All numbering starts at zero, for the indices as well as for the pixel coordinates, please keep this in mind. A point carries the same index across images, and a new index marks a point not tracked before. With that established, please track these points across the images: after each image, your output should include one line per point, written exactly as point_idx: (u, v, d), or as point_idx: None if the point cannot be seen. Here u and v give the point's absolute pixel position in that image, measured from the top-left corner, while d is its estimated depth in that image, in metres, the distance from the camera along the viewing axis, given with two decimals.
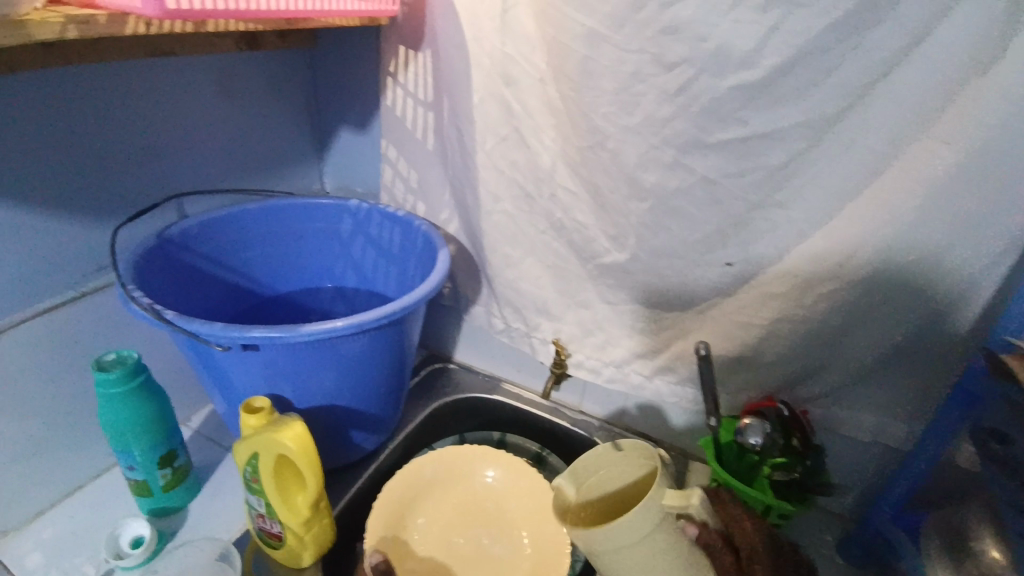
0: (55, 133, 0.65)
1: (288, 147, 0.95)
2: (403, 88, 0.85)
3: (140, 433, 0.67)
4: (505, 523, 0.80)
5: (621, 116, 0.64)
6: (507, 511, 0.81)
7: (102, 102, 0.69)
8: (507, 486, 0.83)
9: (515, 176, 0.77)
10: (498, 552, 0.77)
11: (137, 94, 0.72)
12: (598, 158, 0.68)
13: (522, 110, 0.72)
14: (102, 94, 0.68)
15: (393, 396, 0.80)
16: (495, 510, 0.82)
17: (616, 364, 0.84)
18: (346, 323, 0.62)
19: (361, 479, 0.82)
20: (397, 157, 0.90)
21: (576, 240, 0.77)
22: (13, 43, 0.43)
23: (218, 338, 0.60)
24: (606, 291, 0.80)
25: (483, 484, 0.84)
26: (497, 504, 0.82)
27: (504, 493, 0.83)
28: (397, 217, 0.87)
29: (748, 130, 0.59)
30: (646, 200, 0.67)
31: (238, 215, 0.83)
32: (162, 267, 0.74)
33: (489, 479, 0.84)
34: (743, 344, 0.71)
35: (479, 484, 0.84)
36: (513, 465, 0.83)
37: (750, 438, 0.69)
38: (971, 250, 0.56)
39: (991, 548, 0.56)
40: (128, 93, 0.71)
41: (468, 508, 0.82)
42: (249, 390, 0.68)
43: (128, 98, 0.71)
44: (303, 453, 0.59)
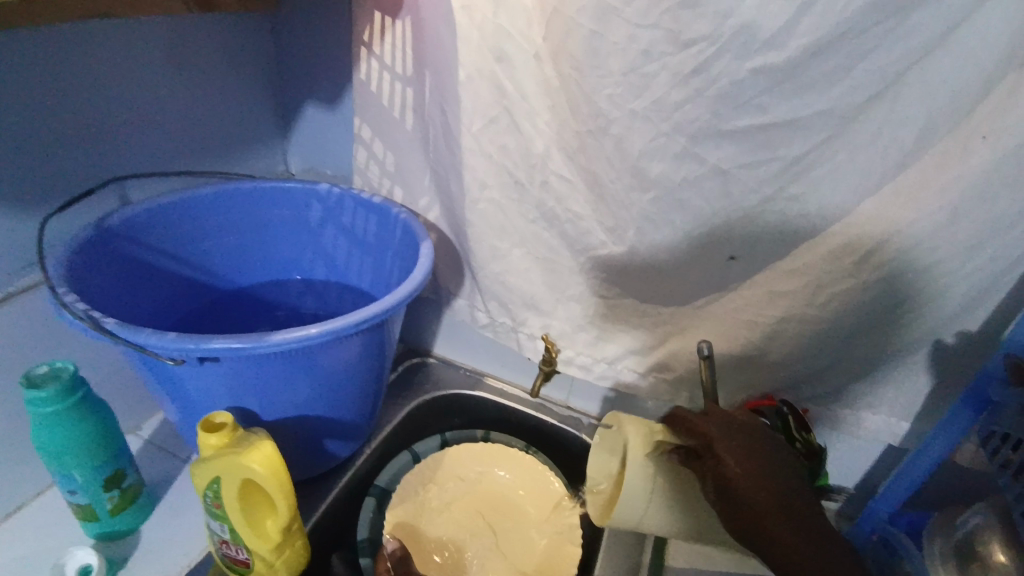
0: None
1: (247, 124, 0.85)
2: (378, 60, 0.76)
3: (82, 454, 0.59)
4: (519, 516, 0.80)
5: (628, 98, 0.58)
6: (521, 506, 0.81)
7: (26, 71, 0.58)
8: (519, 481, 0.82)
9: (505, 162, 0.70)
10: (512, 542, 0.77)
11: (71, 63, 0.62)
12: (599, 144, 0.62)
13: (515, 88, 0.66)
14: (25, 62, 0.58)
15: (372, 401, 0.73)
16: (506, 505, 0.81)
17: (609, 361, 0.79)
18: (321, 331, 0.55)
19: (336, 488, 0.77)
20: (371, 137, 0.82)
21: (569, 231, 0.71)
22: None
23: (170, 350, 0.53)
24: (599, 287, 0.74)
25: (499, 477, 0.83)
26: (510, 499, 0.81)
27: (517, 489, 0.82)
28: (373, 204, 0.79)
29: (767, 118, 0.54)
30: (649, 191, 0.62)
31: (191, 202, 0.74)
32: (104, 262, 0.65)
33: (501, 475, 0.83)
34: (746, 343, 0.67)
35: (491, 479, 0.83)
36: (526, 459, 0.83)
37: None
38: (997, 249, 0.53)
39: (996, 552, 0.52)
40: (60, 61, 0.61)
41: (480, 502, 0.81)
42: (210, 403, 0.61)
43: (60, 66, 0.61)
44: (274, 476, 0.53)
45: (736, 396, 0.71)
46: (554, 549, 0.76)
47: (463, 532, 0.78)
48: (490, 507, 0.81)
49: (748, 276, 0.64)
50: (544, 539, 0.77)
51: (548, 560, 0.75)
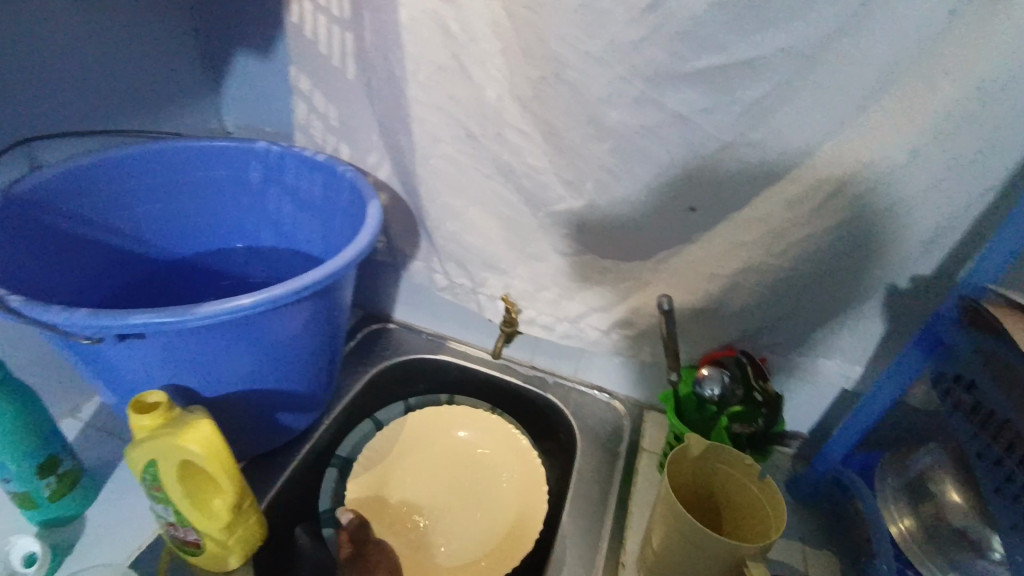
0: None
1: (171, 76, 0.77)
2: (312, 2, 0.69)
3: (8, 441, 0.55)
4: (485, 475, 0.79)
5: (582, 39, 0.54)
6: (486, 465, 0.80)
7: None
8: (482, 441, 0.82)
9: (456, 112, 0.66)
10: (480, 501, 0.77)
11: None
12: (554, 90, 0.58)
13: (462, 31, 0.61)
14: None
15: (325, 370, 0.70)
16: (471, 466, 0.80)
17: (571, 319, 0.77)
18: (259, 300, 0.52)
19: (293, 462, 0.74)
20: (311, 89, 0.76)
21: (527, 186, 0.68)
22: None
23: (87, 328, 0.48)
24: (559, 243, 0.71)
25: (458, 441, 0.82)
26: (475, 459, 0.81)
27: (481, 449, 0.81)
28: (317, 162, 0.74)
29: (727, 58, 0.52)
30: (607, 140, 0.59)
31: (110, 164, 0.67)
32: (14, 233, 0.59)
33: (464, 436, 0.82)
34: (707, 296, 0.67)
35: (455, 441, 0.82)
36: (486, 422, 0.82)
37: (707, 388, 0.66)
38: (954, 191, 0.53)
39: (951, 492, 0.57)
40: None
41: (445, 465, 0.80)
42: (146, 383, 0.57)
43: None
44: (213, 455, 0.50)
45: (697, 349, 0.71)
46: (521, 504, 0.76)
47: (430, 496, 0.77)
48: (455, 468, 0.80)
49: (709, 227, 0.63)
50: (511, 496, 0.77)
51: (516, 516, 0.75)
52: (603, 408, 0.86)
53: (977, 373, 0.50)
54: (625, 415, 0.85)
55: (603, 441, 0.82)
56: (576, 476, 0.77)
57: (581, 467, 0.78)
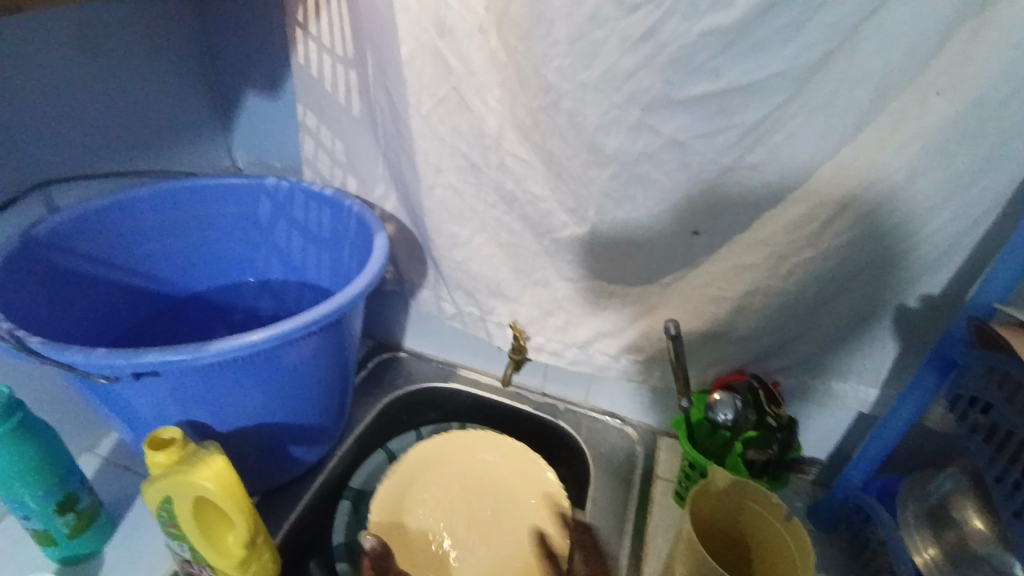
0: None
1: (183, 117, 0.80)
2: (317, 42, 0.72)
3: (29, 479, 0.56)
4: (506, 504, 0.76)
5: (578, 69, 0.55)
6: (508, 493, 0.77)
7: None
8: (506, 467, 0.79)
9: (458, 144, 0.67)
10: (502, 531, 0.74)
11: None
12: (552, 120, 0.59)
13: (460, 66, 0.62)
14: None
15: (336, 403, 0.71)
16: (494, 494, 0.78)
17: (579, 345, 0.77)
18: (266, 336, 0.52)
19: (308, 495, 0.74)
20: (318, 125, 0.77)
21: (530, 213, 0.68)
22: None
23: (101, 367, 0.49)
24: (565, 269, 0.71)
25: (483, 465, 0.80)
26: (497, 485, 0.78)
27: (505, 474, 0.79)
28: (324, 196, 0.76)
29: (721, 84, 0.52)
30: (606, 166, 0.59)
31: (125, 205, 0.69)
32: (32, 274, 0.61)
33: (488, 460, 0.80)
34: (715, 320, 0.66)
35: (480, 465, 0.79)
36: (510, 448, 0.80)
37: (721, 414, 0.65)
38: (958, 208, 0.52)
39: (974, 519, 0.54)
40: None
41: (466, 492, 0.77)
42: (158, 419, 0.57)
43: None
44: (226, 490, 0.50)
45: (706, 373, 0.70)
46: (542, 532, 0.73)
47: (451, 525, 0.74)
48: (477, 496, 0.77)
49: (714, 250, 0.62)
50: (534, 523, 0.74)
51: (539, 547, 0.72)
52: (616, 434, 0.85)
53: (989, 395, 0.48)
54: (638, 441, 0.84)
55: (617, 468, 0.80)
56: (592, 504, 0.76)
57: (596, 496, 0.77)
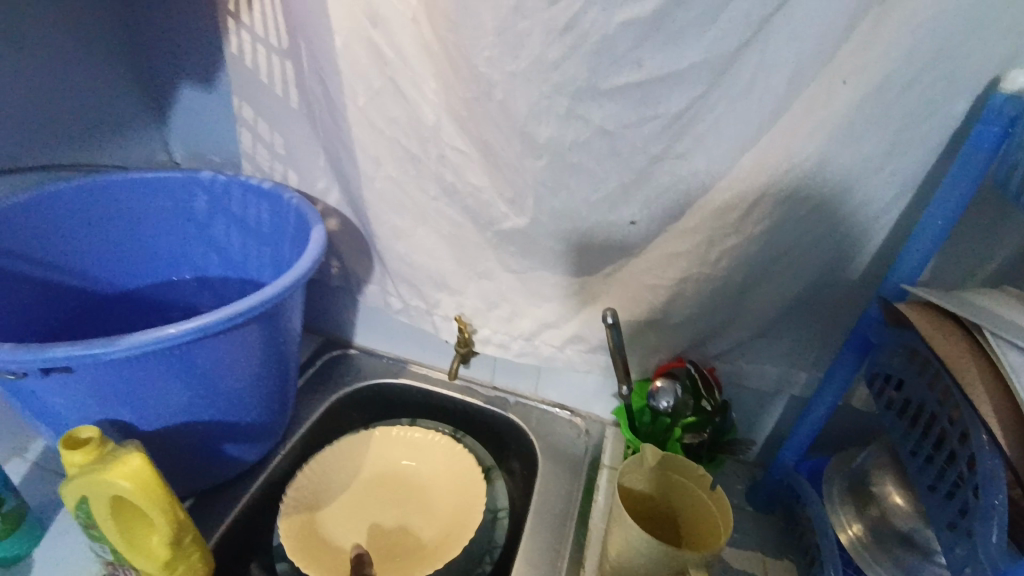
0: None
1: (111, 109, 0.77)
2: (249, 32, 0.70)
3: None
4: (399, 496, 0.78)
5: (506, 59, 0.55)
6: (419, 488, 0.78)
7: None
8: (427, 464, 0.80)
9: (395, 135, 0.67)
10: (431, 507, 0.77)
11: None
12: (486, 111, 0.59)
13: (394, 55, 0.62)
14: None
15: (274, 400, 0.69)
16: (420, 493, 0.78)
17: (526, 336, 0.77)
18: (185, 329, 0.51)
19: (243, 496, 0.72)
20: (254, 117, 0.76)
21: (471, 204, 0.68)
22: None
23: (8, 364, 0.47)
24: (508, 259, 0.71)
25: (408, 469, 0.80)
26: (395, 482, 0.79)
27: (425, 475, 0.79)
28: (262, 190, 0.74)
29: (643, 73, 0.53)
30: (541, 156, 0.60)
31: (46, 199, 0.66)
32: None
33: (418, 468, 0.80)
34: (653, 308, 0.67)
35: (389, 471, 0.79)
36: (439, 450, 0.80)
37: (661, 401, 0.66)
38: (870, 193, 0.56)
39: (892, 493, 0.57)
40: None
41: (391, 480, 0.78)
42: (77, 419, 0.55)
43: None
44: (146, 490, 0.49)
45: (648, 362, 0.72)
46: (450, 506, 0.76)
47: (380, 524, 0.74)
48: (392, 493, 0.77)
49: (650, 238, 0.63)
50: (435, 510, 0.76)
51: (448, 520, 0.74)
52: (565, 424, 0.85)
53: (907, 373, 0.52)
54: (588, 432, 0.85)
55: (564, 458, 0.81)
56: (538, 495, 0.76)
57: (543, 488, 0.76)
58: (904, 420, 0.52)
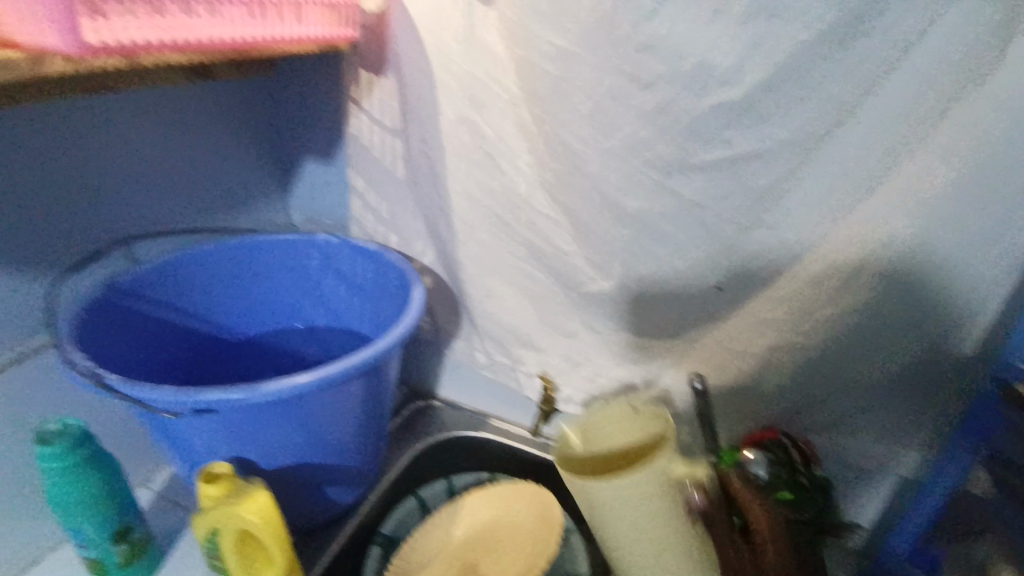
0: None
1: (247, 180, 0.89)
2: (367, 114, 0.79)
3: (92, 509, 0.62)
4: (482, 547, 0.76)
5: (599, 138, 0.60)
6: (498, 536, 0.77)
7: (14, 143, 0.62)
8: (489, 509, 0.78)
9: (490, 204, 0.73)
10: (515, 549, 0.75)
11: (55, 138, 0.65)
12: (577, 183, 0.64)
13: (494, 134, 0.68)
14: (11, 135, 0.61)
15: (370, 447, 0.74)
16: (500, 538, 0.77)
17: (607, 397, 0.77)
18: (311, 378, 0.57)
19: (337, 539, 0.76)
20: (365, 187, 0.85)
21: (557, 268, 0.72)
22: None
23: (167, 402, 0.55)
24: (592, 320, 0.74)
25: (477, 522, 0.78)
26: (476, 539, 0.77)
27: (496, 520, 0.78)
28: (368, 251, 0.82)
29: (732, 151, 0.55)
30: (629, 225, 0.63)
31: (195, 258, 0.77)
32: (111, 320, 0.69)
33: (484, 514, 0.78)
34: (742, 375, 0.66)
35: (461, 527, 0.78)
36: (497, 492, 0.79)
37: (751, 471, 0.63)
38: (980, 267, 0.54)
39: None
40: (38, 135, 0.63)
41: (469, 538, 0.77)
42: (209, 454, 0.62)
43: (41, 141, 0.64)
44: (268, 524, 0.54)
45: (739, 429, 0.70)
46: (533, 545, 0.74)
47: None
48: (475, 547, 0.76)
49: (738, 306, 0.63)
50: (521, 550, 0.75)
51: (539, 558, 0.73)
52: None
53: (1010, 450, 0.53)
54: None
55: None
56: None
57: None
58: (1011, 499, 0.52)
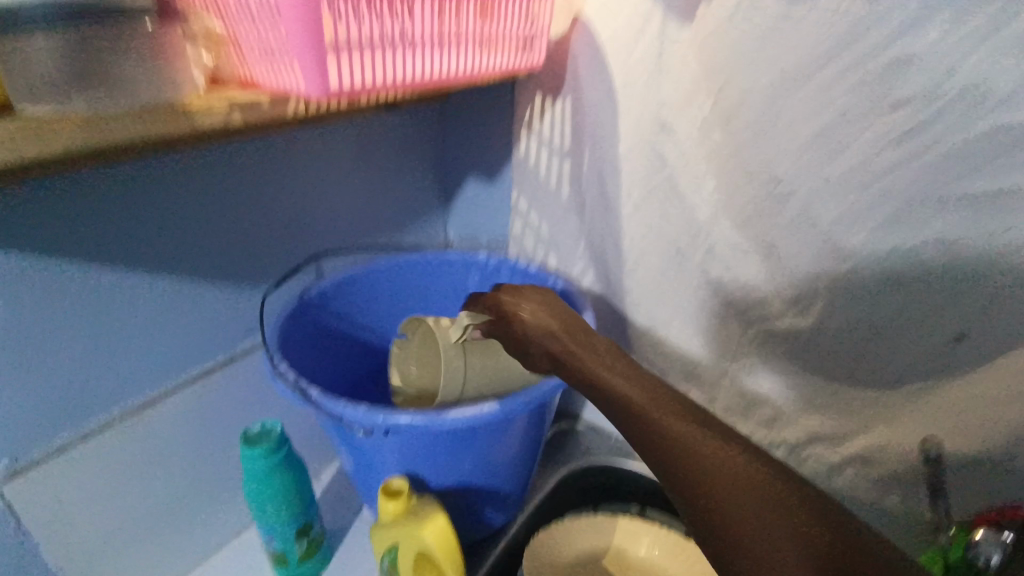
0: (196, 205, 0.65)
1: (414, 199, 0.92)
2: (538, 137, 0.78)
3: (281, 506, 0.66)
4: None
5: (827, 162, 0.54)
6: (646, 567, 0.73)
7: (236, 171, 0.68)
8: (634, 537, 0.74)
9: (667, 230, 0.68)
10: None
11: (267, 166, 0.71)
12: (783, 210, 0.58)
13: (677, 157, 0.63)
14: (234, 164, 0.67)
15: (526, 473, 0.72)
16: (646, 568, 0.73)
17: (787, 446, 0.69)
18: (494, 409, 0.57)
19: (491, 556, 0.75)
20: (528, 207, 0.84)
21: (737, 300, 0.65)
22: (177, 134, 0.41)
23: (362, 421, 0.57)
24: (776, 361, 0.66)
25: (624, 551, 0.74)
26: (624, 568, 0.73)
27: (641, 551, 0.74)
28: (529, 272, 0.81)
29: (1002, 183, 0.48)
30: (847, 260, 0.56)
31: (370, 274, 0.81)
32: (303, 331, 0.74)
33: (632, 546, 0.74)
34: (988, 443, 0.56)
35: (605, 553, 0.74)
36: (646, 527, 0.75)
37: (981, 555, 0.55)
38: None
39: None
40: (245, 163, 0.68)
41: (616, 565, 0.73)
42: (386, 469, 0.64)
43: (254, 168, 0.69)
44: (444, 545, 0.55)
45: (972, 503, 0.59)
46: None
47: None
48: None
49: (984, 363, 0.54)
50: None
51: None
52: None
53: None
54: None
55: None
56: None
57: None
58: None
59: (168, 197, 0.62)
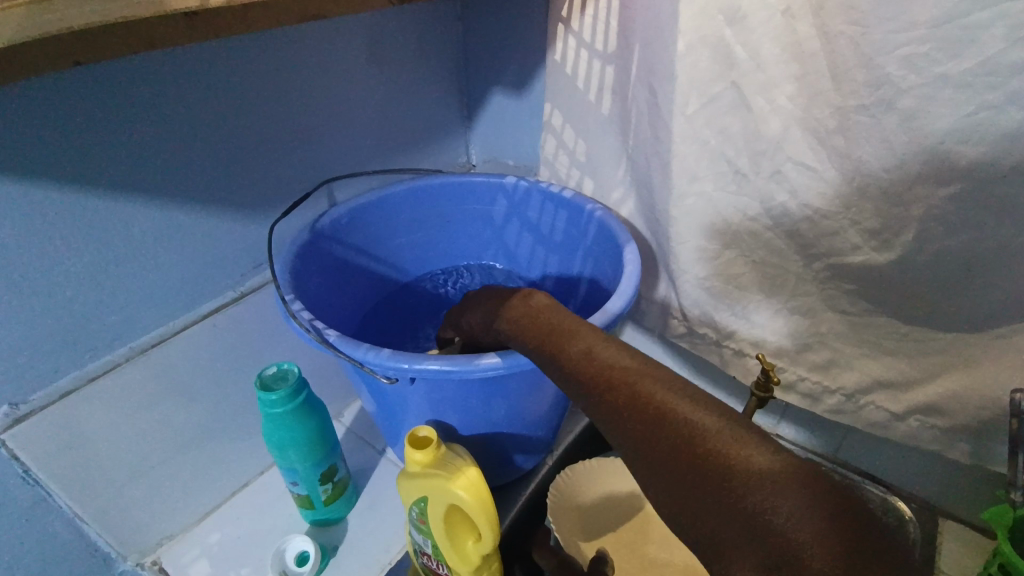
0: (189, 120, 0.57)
1: (434, 116, 0.83)
2: (576, 38, 0.68)
3: (304, 452, 0.63)
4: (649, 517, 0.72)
5: (940, 59, 0.44)
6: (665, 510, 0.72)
7: (232, 78, 0.59)
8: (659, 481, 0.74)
9: (727, 148, 0.58)
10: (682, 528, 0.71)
11: (269, 74, 0.62)
12: (876, 122, 0.48)
13: (751, 57, 0.53)
14: (229, 71, 0.58)
15: (558, 418, 0.68)
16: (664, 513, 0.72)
17: (848, 393, 0.63)
18: (531, 355, 0.51)
19: (520, 500, 0.72)
20: (562, 124, 0.74)
21: (805, 231, 0.57)
22: None
23: (384, 367, 0.52)
24: (846, 299, 0.59)
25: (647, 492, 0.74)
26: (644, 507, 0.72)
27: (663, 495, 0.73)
28: (562, 199, 0.72)
29: None
30: (950, 183, 0.47)
31: (386, 202, 0.74)
32: (317, 264, 0.68)
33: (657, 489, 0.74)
34: None
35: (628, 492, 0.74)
36: None
37: None
38: None
39: None
40: (245, 68, 0.60)
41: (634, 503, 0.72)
42: (413, 414, 0.60)
43: (255, 74, 0.61)
44: (478, 504, 0.50)
45: None
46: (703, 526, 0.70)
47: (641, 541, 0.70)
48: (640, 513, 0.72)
49: None
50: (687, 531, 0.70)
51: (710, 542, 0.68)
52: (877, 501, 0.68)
53: None
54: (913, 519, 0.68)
55: None
56: None
57: None
58: None
59: (160, 111, 0.54)
